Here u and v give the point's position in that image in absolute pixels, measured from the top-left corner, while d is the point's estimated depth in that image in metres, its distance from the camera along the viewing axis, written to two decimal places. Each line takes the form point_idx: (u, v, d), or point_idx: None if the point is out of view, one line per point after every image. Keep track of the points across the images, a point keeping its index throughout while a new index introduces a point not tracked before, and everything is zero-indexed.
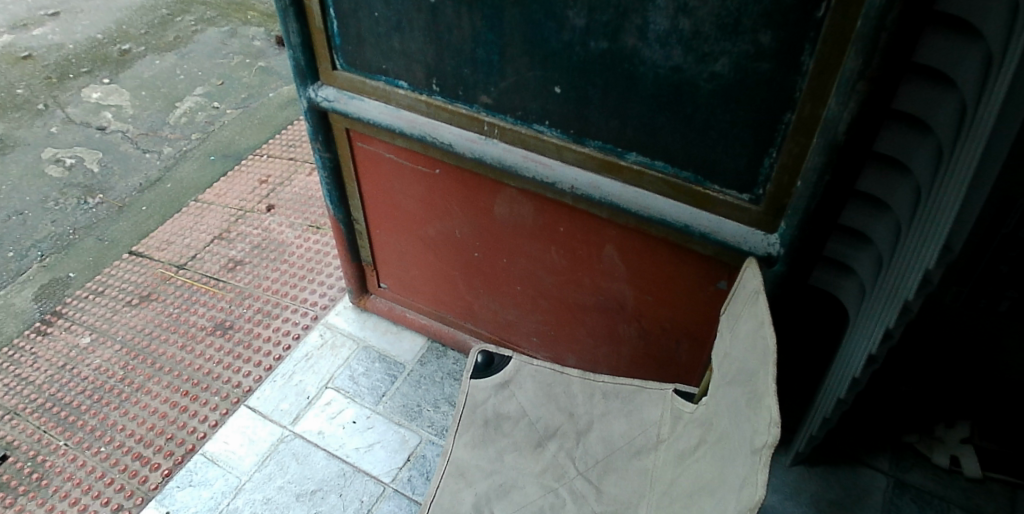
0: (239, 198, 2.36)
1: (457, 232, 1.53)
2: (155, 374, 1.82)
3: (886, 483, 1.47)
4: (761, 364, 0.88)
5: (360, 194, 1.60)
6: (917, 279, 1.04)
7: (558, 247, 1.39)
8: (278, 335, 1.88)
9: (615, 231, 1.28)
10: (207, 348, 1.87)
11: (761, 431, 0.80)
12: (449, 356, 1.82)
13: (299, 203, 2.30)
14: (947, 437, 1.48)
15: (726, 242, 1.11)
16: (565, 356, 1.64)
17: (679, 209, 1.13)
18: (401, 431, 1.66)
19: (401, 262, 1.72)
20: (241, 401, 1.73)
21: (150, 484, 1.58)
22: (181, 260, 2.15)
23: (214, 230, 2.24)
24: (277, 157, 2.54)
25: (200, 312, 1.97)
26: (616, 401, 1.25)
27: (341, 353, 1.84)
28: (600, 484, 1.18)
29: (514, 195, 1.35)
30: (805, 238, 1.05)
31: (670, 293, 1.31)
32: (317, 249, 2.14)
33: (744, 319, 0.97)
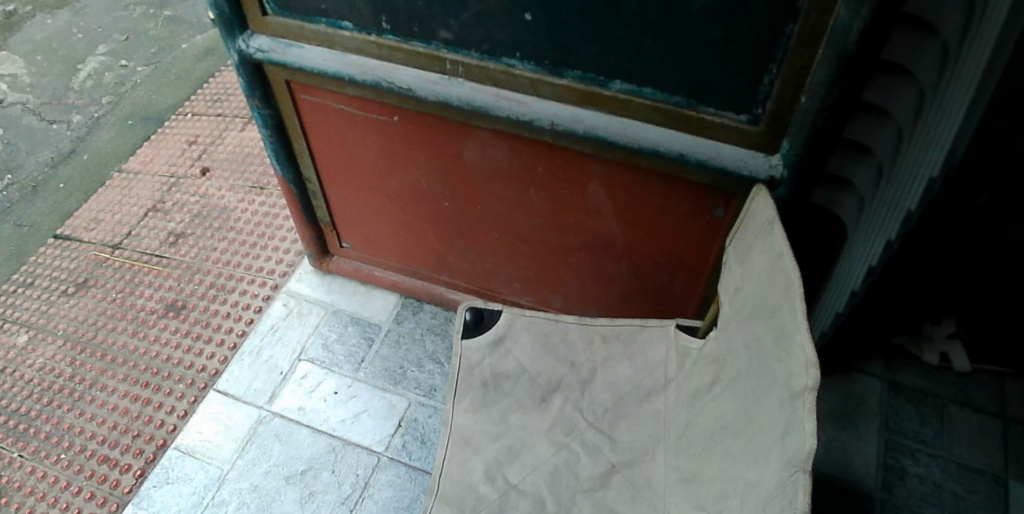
0: (168, 163, 2.16)
1: (424, 182, 1.41)
2: (109, 367, 1.68)
3: (881, 386, 1.61)
4: (785, 297, 0.83)
5: (309, 151, 1.46)
6: (922, 190, 1.11)
7: (539, 188, 1.30)
8: (238, 310, 1.75)
9: (601, 167, 1.20)
10: (161, 333, 1.73)
11: (799, 372, 0.76)
12: (426, 311, 1.74)
13: (237, 163, 2.12)
14: (934, 334, 1.62)
15: (725, 169, 1.04)
16: (550, 298, 1.58)
17: (673, 138, 1.05)
18: (388, 397, 1.58)
19: (363, 219, 1.60)
20: (208, 387, 1.61)
21: (123, 488, 1.47)
22: (115, 239, 1.96)
23: (146, 202, 2.05)
24: (204, 114, 2.32)
25: (146, 294, 1.81)
26: (617, 343, 1.21)
27: (309, 320, 1.72)
28: (613, 433, 1.15)
29: (485, 137, 1.24)
30: (811, 159, 0.99)
31: (662, 226, 1.26)
32: (264, 210, 1.97)
33: (757, 250, 0.93)
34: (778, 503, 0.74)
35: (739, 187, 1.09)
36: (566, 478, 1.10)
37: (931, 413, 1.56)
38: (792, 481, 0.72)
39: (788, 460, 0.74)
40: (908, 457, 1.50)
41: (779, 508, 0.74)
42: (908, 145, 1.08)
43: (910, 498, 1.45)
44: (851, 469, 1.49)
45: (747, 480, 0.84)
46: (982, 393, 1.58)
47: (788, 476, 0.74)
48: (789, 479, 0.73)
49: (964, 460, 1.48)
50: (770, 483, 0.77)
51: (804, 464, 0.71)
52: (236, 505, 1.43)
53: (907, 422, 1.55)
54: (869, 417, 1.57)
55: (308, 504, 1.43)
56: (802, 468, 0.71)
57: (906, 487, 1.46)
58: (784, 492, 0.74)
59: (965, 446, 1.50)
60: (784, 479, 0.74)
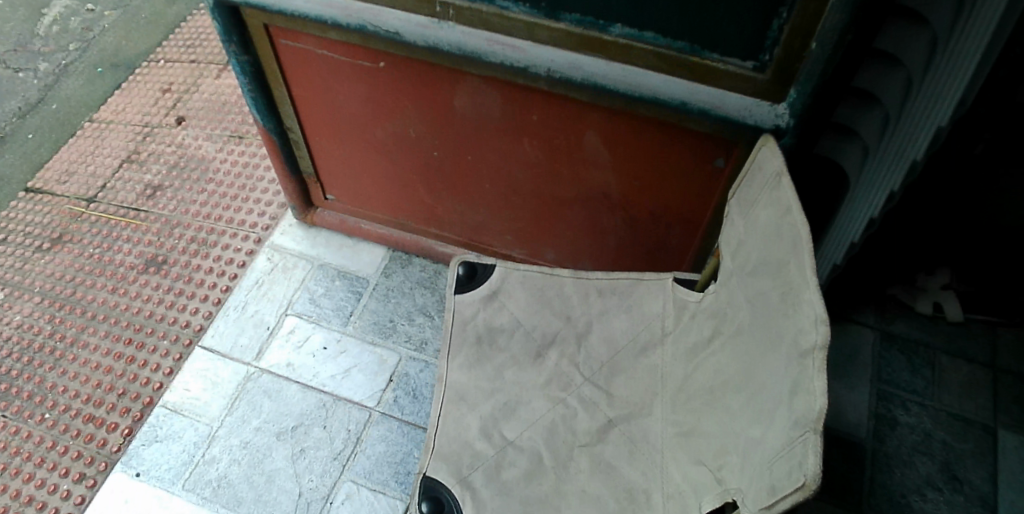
0: (141, 112, 2.06)
1: (412, 131, 1.35)
2: (90, 324, 1.63)
3: (874, 337, 1.62)
4: (793, 253, 0.82)
5: (291, 99, 1.39)
6: (929, 138, 1.07)
7: (532, 138, 1.25)
8: (221, 265, 1.70)
9: (598, 116, 1.15)
10: (143, 289, 1.68)
11: (808, 330, 0.77)
12: (415, 264, 1.70)
13: (214, 112, 2.03)
14: (928, 285, 1.64)
15: (729, 117, 1.02)
16: (543, 251, 1.54)
17: (675, 85, 1.01)
18: (377, 351, 1.56)
19: (349, 171, 1.54)
20: (194, 343, 1.58)
21: (111, 447, 1.45)
22: (90, 192, 1.88)
23: (121, 153, 1.96)
24: (177, 60, 2.21)
25: (125, 249, 1.75)
26: (613, 297, 1.18)
27: (294, 275, 1.68)
28: (610, 387, 1.14)
29: (476, 85, 1.19)
30: (818, 107, 0.96)
31: (660, 177, 1.22)
32: (244, 161, 1.90)
33: (762, 204, 0.91)
34: (786, 461, 0.75)
35: (743, 136, 1.06)
36: (563, 433, 1.09)
37: (923, 364, 1.57)
38: (802, 440, 0.73)
39: (796, 420, 0.75)
40: (899, 407, 1.52)
41: (787, 466, 0.75)
42: (916, 94, 1.04)
43: (900, 447, 1.47)
44: (842, 418, 1.51)
45: (749, 437, 0.86)
46: (972, 343, 1.60)
47: (797, 435, 0.74)
48: (798, 438, 0.74)
49: (954, 409, 1.51)
50: (777, 440, 0.79)
51: (815, 425, 0.72)
52: (227, 462, 1.42)
53: (898, 373, 1.56)
54: (861, 368, 1.57)
55: (300, 461, 1.42)
56: (814, 429, 0.72)
57: (895, 436, 1.48)
58: (792, 451, 0.75)
59: (955, 395, 1.53)
60: (792, 438, 0.75)
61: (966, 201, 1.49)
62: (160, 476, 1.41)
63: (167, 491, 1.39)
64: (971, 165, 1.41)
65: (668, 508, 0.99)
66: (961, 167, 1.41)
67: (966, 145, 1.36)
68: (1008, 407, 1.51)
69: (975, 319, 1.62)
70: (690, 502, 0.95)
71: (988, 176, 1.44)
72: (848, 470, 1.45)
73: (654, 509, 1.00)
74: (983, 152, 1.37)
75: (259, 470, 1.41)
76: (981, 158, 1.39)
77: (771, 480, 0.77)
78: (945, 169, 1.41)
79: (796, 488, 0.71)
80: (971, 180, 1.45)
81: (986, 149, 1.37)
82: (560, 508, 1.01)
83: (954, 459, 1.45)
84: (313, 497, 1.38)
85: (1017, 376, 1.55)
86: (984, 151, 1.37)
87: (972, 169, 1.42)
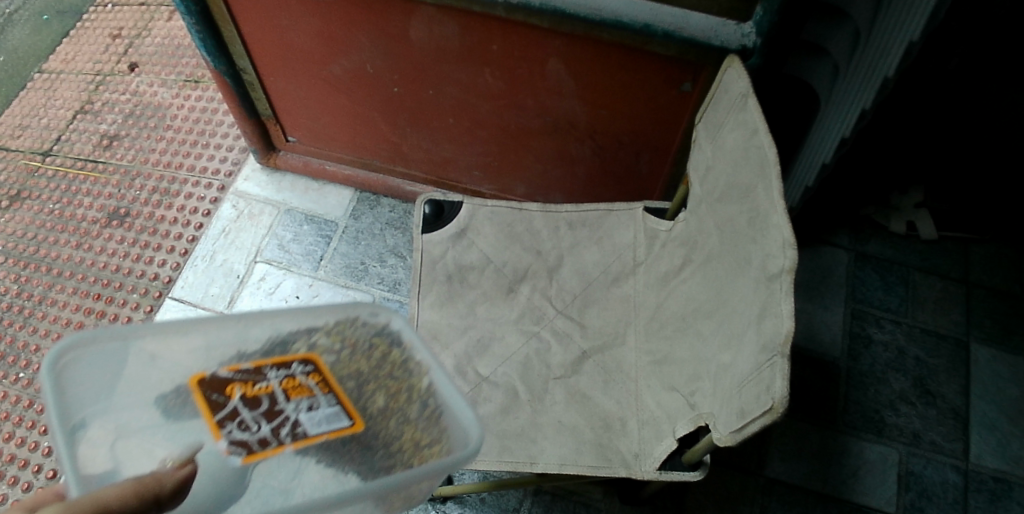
0: (92, 60, 1.96)
1: (369, 66, 1.30)
2: (57, 281, 1.59)
3: (847, 257, 1.61)
4: (760, 177, 0.80)
5: (241, 39, 1.31)
6: (902, 55, 1.06)
7: (494, 69, 1.21)
8: (185, 215, 1.66)
9: (561, 43, 1.10)
10: (107, 243, 1.64)
11: (776, 254, 0.76)
12: (384, 204, 1.66)
13: (167, 56, 1.94)
14: (902, 203, 1.64)
15: (692, 39, 0.99)
16: (512, 185, 1.52)
17: (637, 6, 0.99)
18: (351, 294, 1.55)
19: (307, 109, 1.49)
20: (164, 295, 1.55)
21: None
22: (45, 146, 1.81)
23: (73, 103, 1.87)
24: (125, 4, 2.06)
25: (86, 203, 1.70)
26: (583, 229, 1.16)
27: (261, 221, 1.64)
28: (583, 319, 1.14)
29: (432, 14, 1.13)
30: (785, 23, 0.93)
31: (626, 105, 1.18)
32: (202, 106, 1.83)
33: (729, 127, 0.89)
34: (755, 386, 0.75)
35: (708, 58, 1.02)
36: (538, 367, 1.09)
37: (896, 281, 1.59)
38: (769, 364, 0.73)
39: (764, 344, 0.75)
40: (873, 324, 1.54)
41: (755, 390, 0.75)
42: (886, 9, 1.02)
43: (874, 364, 1.49)
44: (817, 338, 1.52)
45: (720, 363, 0.86)
46: (946, 259, 1.61)
47: (764, 360, 0.74)
48: (766, 363, 0.74)
49: (928, 324, 1.53)
50: (745, 365, 0.79)
51: (783, 348, 0.71)
52: None
53: (872, 291, 1.58)
54: (835, 288, 1.58)
55: None
56: (781, 353, 0.71)
57: (869, 354, 1.51)
58: (761, 376, 0.74)
59: (927, 311, 1.55)
60: (760, 362, 0.75)
61: (941, 116, 1.52)
62: None
63: None
64: (945, 79, 1.43)
65: (644, 434, 0.99)
66: (935, 82, 1.44)
67: (941, 60, 1.37)
68: (979, 321, 1.54)
69: (950, 235, 1.63)
70: (665, 426, 0.97)
71: (964, 89, 1.47)
72: (824, 389, 1.47)
73: (629, 435, 1.01)
74: (956, 66, 1.40)
75: None
76: (955, 72, 1.42)
77: (740, 404, 0.77)
78: (920, 83, 1.42)
79: (765, 412, 0.72)
80: (947, 92, 1.46)
81: (959, 63, 1.39)
82: (537, 439, 1.01)
83: (927, 374, 1.48)
84: None
85: (988, 289, 1.57)
86: (957, 65, 1.40)
87: (947, 82, 1.44)
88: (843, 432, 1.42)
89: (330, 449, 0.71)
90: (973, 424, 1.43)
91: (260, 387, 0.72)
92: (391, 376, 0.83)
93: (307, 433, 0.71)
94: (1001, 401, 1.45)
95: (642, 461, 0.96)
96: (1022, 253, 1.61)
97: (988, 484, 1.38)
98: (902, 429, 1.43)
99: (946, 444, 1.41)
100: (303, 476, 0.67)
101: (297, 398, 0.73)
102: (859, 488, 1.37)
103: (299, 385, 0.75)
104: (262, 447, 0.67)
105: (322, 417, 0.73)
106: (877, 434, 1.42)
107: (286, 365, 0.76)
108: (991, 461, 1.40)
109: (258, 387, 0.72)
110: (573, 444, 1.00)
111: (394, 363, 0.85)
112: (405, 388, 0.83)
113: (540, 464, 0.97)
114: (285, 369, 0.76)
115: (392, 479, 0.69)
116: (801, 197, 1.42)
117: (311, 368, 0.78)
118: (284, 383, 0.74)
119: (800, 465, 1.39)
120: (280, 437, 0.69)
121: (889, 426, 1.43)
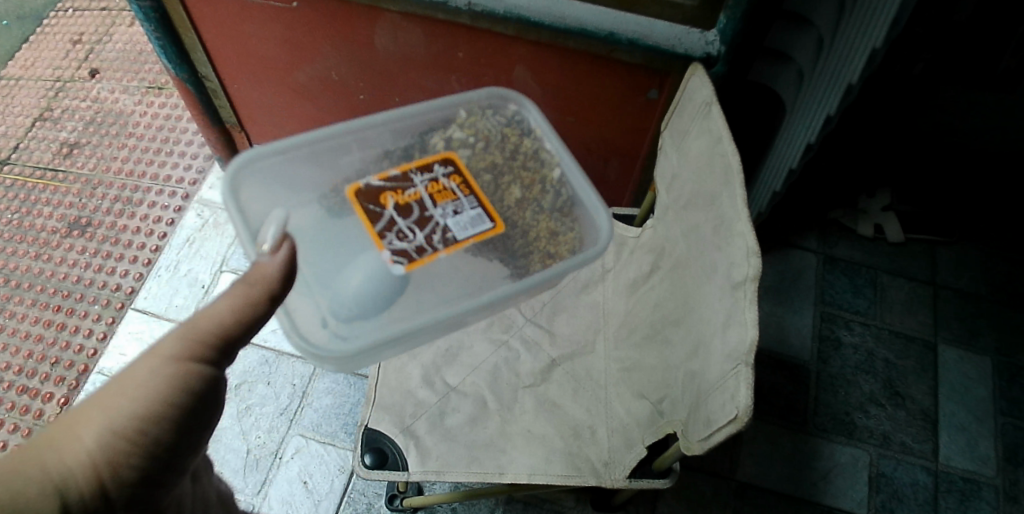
0: (51, 66, 1.91)
1: (334, 73, 1.28)
2: (15, 293, 1.55)
3: (816, 260, 1.62)
4: (724, 185, 0.80)
5: (203, 45, 1.29)
6: (865, 61, 1.07)
7: (460, 76, 1.20)
8: (148, 225, 1.63)
9: (526, 50, 1.09)
10: (68, 253, 1.60)
11: (740, 262, 0.75)
12: None
13: (129, 62, 1.90)
14: (869, 207, 1.65)
15: (657, 47, 0.99)
16: None
17: (601, 14, 0.98)
18: None
19: (273, 117, 1.46)
20: (126, 306, 1.52)
21: (49, 418, 1.41)
22: (2, 154, 1.76)
23: (32, 110, 1.83)
24: (86, 9, 2.02)
25: (45, 213, 1.66)
26: None
27: (227, 230, 1.61)
28: (552, 326, 1.13)
29: (396, 21, 1.11)
30: (748, 31, 0.93)
31: (593, 111, 1.18)
32: (166, 113, 1.80)
33: (693, 135, 0.88)
34: (720, 395, 0.75)
35: (673, 66, 1.02)
36: (507, 376, 1.08)
37: (865, 284, 1.60)
38: (734, 373, 0.73)
39: (729, 352, 0.75)
40: (842, 327, 1.55)
41: (720, 399, 0.75)
42: (849, 16, 1.03)
43: (844, 367, 1.50)
44: (788, 342, 1.53)
45: (687, 371, 0.86)
46: (913, 261, 1.63)
47: (730, 369, 0.74)
48: (731, 372, 0.73)
49: (896, 326, 1.55)
50: (711, 373, 0.78)
51: (747, 357, 0.71)
52: None
53: (842, 294, 1.59)
54: (805, 291, 1.59)
55: (246, 418, 1.39)
56: (745, 362, 0.71)
57: (839, 356, 1.52)
58: (726, 384, 0.74)
59: (895, 313, 1.57)
60: (725, 371, 0.75)
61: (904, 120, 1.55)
62: None
63: None
64: (910, 83, 1.46)
65: (613, 442, 0.99)
66: (900, 86, 1.47)
67: (906, 64, 1.40)
68: (947, 322, 1.55)
69: (916, 238, 1.64)
70: (634, 434, 0.96)
71: (928, 94, 1.49)
72: (795, 392, 1.47)
73: (599, 443, 1.00)
74: (921, 71, 1.43)
75: None
76: (919, 77, 1.44)
77: (707, 413, 0.77)
78: (886, 87, 1.46)
79: (730, 421, 0.71)
80: (911, 96, 1.50)
81: (923, 67, 1.42)
82: (506, 449, 0.99)
83: (896, 375, 1.50)
84: (262, 453, 1.36)
85: (955, 291, 1.59)
86: (922, 70, 1.42)
87: (911, 87, 1.47)
88: (815, 435, 1.43)
89: (477, 250, 0.85)
90: (942, 424, 1.44)
91: (409, 195, 0.85)
92: (525, 167, 0.96)
93: (455, 236, 0.84)
94: (969, 401, 1.47)
95: (612, 469, 0.96)
96: (987, 254, 1.64)
97: (956, 484, 1.39)
98: (873, 431, 1.44)
99: (915, 445, 1.43)
100: (462, 274, 0.83)
101: (444, 200, 0.85)
102: (831, 491, 1.38)
103: (443, 185, 0.87)
104: (420, 248, 0.81)
105: (467, 219, 0.85)
106: (847, 437, 1.43)
107: (428, 168, 0.88)
108: (960, 461, 1.41)
109: (407, 195, 0.85)
110: (543, 453, 0.99)
111: (526, 153, 0.97)
112: (540, 177, 0.95)
113: (509, 475, 0.96)
114: (430, 172, 0.88)
115: (532, 282, 0.82)
116: (769, 202, 1.43)
117: (451, 169, 0.89)
118: (431, 186, 0.86)
119: (772, 469, 1.40)
120: (433, 245, 0.82)
121: (859, 428, 1.44)
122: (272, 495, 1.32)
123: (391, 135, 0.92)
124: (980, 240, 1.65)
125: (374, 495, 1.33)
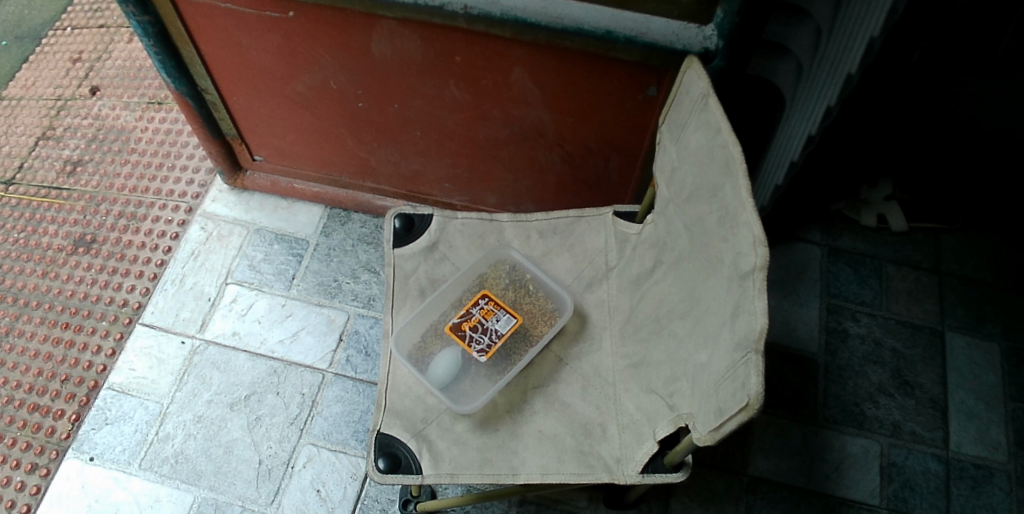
0: (53, 85, 1.92)
1: (333, 82, 1.29)
2: (23, 312, 1.56)
3: (820, 253, 1.62)
4: (726, 176, 0.80)
5: (202, 59, 1.30)
6: (863, 50, 1.06)
7: (458, 80, 1.20)
8: (153, 239, 1.63)
9: (525, 52, 1.10)
10: (74, 270, 1.60)
11: (747, 252, 0.75)
12: (354, 220, 1.65)
13: (129, 79, 1.91)
14: (871, 197, 1.65)
15: (654, 44, 1.00)
16: (482, 196, 1.51)
17: (597, 14, 0.98)
18: (324, 312, 1.53)
19: (272, 128, 1.47)
20: (134, 321, 1.53)
21: (61, 434, 1.41)
22: (7, 175, 1.77)
23: (35, 129, 1.84)
24: (85, 26, 2.03)
25: (51, 231, 1.66)
26: (555, 237, 1.15)
27: (231, 242, 1.62)
28: None
29: (392, 28, 1.12)
30: (745, 24, 0.94)
31: (593, 111, 1.19)
32: (167, 128, 1.81)
33: (692, 127, 0.89)
34: (731, 383, 0.75)
35: (671, 62, 1.03)
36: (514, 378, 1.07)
37: (870, 275, 1.60)
38: (744, 361, 0.73)
39: (739, 342, 0.75)
40: (849, 318, 1.55)
41: (731, 387, 0.75)
42: (846, 8, 1.02)
43: (852, 357, 1.50)
44: (795, 334, 1.53)
45: (696, 363, 0.86)
46: (917, 250, 1.63)
47: (739, 358, 0.74)
48: (741, 361, 0.73)
49: (902, 316, 1.55)
50: (722, 363, 0.78)
51: (757, 344, 0.71)
52: (183, 437, 1.39)
53: (848, 285, 1.58)
54: (811, 283, 1.59)
55: (257, 429, 1.40)
56: (755, 349, 0.71)
57: (847, 347, 1.51)
58: (736, 373, 0.74)
59: (902, 302, 1.57)
60: (735, 360, 0.75)
61: (904, 111, 1.55)
62: (115, 458, 1.38)
63: (125, 472, 1.37)
64: (908, 72, 1.45)
65: (624, 439, 0.98)
66: (899, 74, 1.46)
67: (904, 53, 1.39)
68: (953, 310, 1.55)
69: (918, 226, 1.64)
70: (645, 430, 0.96)
71: (926, 83, 1.49)
72: (803, 384, 1.47)
73: (610, 440, 0.99)
74: (919, 59, 1.42)
75: (215, 442, 1.39)
76: (917, 66, 1.44)
77: (718, 403, 0.77)
78: (885, 75, 1.45)
79: (742, 410, 0.71)
80: (910, 86, 1.49)
81: (922, 56, 1.41)
82: (518, 450, 0.99)
83: (904, 365, 1.50)
84: (274, 464, 1.37)
85: (961, 278, 1.59)
86: (919, 58, 1.42)
87: (909, 75, 1.46)
88: (824, 426, 1.43)
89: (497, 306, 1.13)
90: (951, 411, 1.44)
91: (471, 321, 1.11)
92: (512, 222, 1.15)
93: (503, 335, 1.11)
94: (978, 388, 1.47)
95: (624, 466, 0.95)
96: (992, 241, 1.63)
97: (968, 471, 1.39)
98: (883, 420, 1.44)
99: (926, 434, 1.42)
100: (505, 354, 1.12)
101: (492, 318, 1.12)
102: (843, 482, 1.38)
103: (489, 308, 1.13)
104: (486, 349, 1.11)
105: (502, 325, 1.12)
106: (857, 427, 1.43)
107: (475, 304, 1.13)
108: (971, 448, 1.41)
109: (472, 321, 1.11)
110: (554, 453, 0.99)
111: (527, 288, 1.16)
112: (528, 288, 1.16)
113: (522, 475, 0.96)
114: (476, 304, 1.13)
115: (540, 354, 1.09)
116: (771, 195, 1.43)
117: (487, 303, 1.13)
118: (481, 310, 1.12)
119: (783, 462, 1.40)
120: (491, 340, 1.11)
121: (868, 418, 1.44)
122: (285, 504, 1.33)
123: (439, 224, 1.13)
124: (983, 228, 1.65)
125: (387, 501, 1.34)
